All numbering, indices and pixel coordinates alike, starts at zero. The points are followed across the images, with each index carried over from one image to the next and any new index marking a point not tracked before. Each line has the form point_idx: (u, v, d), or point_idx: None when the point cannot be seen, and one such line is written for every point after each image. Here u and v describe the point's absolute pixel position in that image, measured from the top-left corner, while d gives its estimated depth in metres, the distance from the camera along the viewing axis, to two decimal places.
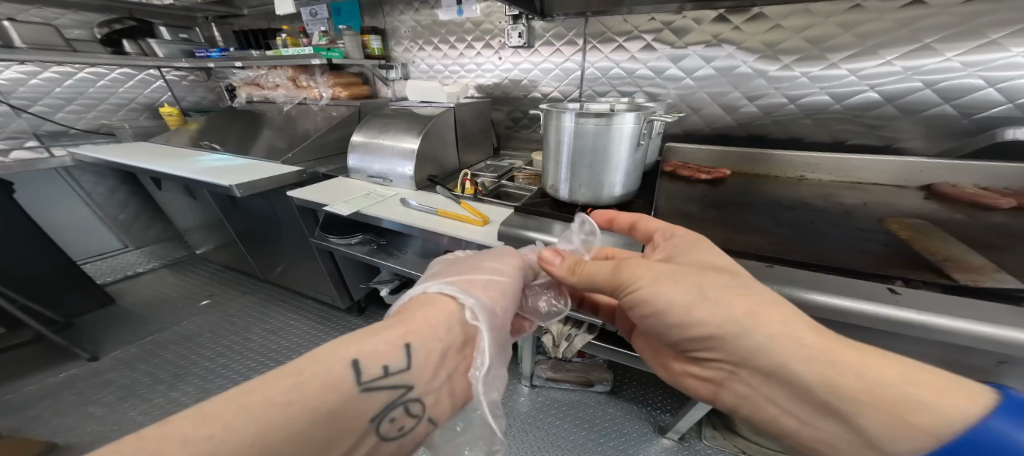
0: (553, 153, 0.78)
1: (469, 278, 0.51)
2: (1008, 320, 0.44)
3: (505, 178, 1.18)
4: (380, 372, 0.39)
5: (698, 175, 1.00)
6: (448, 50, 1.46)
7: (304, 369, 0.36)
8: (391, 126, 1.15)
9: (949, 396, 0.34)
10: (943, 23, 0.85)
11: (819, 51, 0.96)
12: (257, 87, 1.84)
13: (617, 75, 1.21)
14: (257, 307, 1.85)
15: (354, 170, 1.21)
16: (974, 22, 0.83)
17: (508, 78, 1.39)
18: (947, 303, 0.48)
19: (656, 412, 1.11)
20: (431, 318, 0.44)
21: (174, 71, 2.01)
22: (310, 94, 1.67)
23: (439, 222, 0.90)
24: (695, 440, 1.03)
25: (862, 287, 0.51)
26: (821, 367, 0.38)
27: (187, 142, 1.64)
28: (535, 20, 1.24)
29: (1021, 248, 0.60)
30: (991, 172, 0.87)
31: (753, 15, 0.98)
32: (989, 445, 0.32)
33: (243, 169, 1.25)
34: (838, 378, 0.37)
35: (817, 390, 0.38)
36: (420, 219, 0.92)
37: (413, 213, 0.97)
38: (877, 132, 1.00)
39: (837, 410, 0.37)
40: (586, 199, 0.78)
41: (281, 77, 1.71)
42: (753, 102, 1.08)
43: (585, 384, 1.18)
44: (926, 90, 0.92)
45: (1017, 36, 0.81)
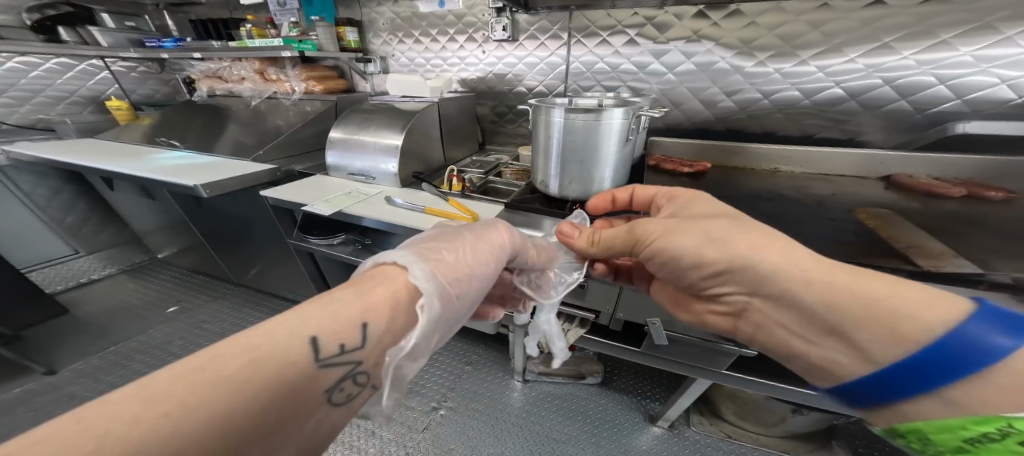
0: (543, 149, 0.79)
1: (435, 253, 0.48)
2: None
3: (492, 174, 1.18)
4: (336, 350, 0.35)
5: (681, 169, 1.03)
6: (430, 43, 1.44)
7: (245, 348, 0.31)
8: (371, 122, 1.12)
9: (932, 306, 0.35)
10: (901, 23, 0.91)
11: (790, 48, 1.01)
12: (219, 80, 1.74)
13: (601, 70, 1.22)
14: (233, 311, 1.78)
15: (333, 167, 1.18)
16: (928, 22, 0.89)
17: (493, 72, 1.38)
18: None
19: (646, 401, 1.15)
20: (389, 295, 0.40)
21: (120, 61, 1.87)
22: (281, 88, 1.59)
23: (426, 220, 0.89)
24: (685, 427, 1.06)
25: None
26: (820, 291, 0.40)
27: (142, 139, 1.54)
28: (518, 13, 1.23)
29: (971, 234, 0.66)
30: (942, 164, 0.94)
31: (730, 12, 1.01)
32: (967, 351, 0.33)
33: (208, 167, 1.19)
34: (836, 298, 0.39)
35: (818, 312, 0.41)
36: (407, 218, 0.91)
37: (399, 211, 0.95)
38: (842, 126, 1.06)
39: (837, 329, 0.40)
40: (576, 195, 0.80)
41: (247, 70, 1.64)
42: (730, 97, 1.12)
43: (577, 377, 1.21)
44: (886, 87, 0.98)
45: (965, 36, 0.87)
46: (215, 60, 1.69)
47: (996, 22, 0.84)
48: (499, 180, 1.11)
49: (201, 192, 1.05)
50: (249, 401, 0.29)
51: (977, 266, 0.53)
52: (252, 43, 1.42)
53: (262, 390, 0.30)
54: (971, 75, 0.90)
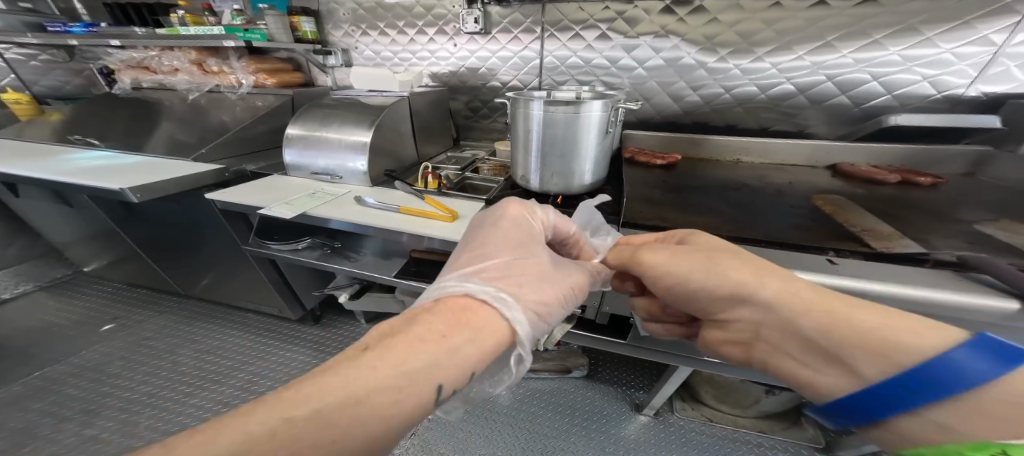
0: (523, 143, 0.77)
1: (521, 270, 0.46)
2: (923, 282, 0.50)
3: (469, 170, 1.16)
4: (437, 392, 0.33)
5: (655, 161, 1.06)
6: (396, 36, 1.37)
7: (360, 379, 0.31)
8: (335, 117, 1.05)
9: (921, 335, 0.34)
10: (840, 23, 0.98)
11: (747, 44, 1.06)
12: (146, 71, 1.55)
13: (575, 64, 1.23)
14: (185, 326, 1.62)
15: (292, 167, 1.10)
16: (864, 23, 0.96)
17: (465, 66, 1.34)
18: (874, 269, 0.54)
19: (631, 390, 1.18)
20: (486, 330, 0.38)
21: (15, 48, 1.62)
22: (224, 82, 1.45)
23: (402, 220, 0.85)
24: (669, 414, 1.10)
25: (807, 260, 0.57)
26: (818, 322, 0.39)
27: (50, 136, 1.36)
28: (490, 5, 1.20)
29: (910, 216, 0.72)
30: (879, 153, 1.03)
31: (695, 8, 1.05)
32: (947, 381, 0.32)
33: (141, 168, 1.06)
34: (831, 329, 0.38)
35: (814, 342, 0.40)
36: (379, 218, 0.86)
37: (371, 212, 0.90)
38: (792, 120, 1.13)
39: (828, 358, 0.39)
40: (558, 188, 0.79)
41: (182, 61, 1.47)
42: (696, 92, 1.16)
43: (563, 371, 1.22)
44: (828, 83, 1.05)
45: (894, 37, 0.96)
46: (140, 49, 1.50)
47: (919, 24, 0.94)
48: (477, 176, 1.09)
49: (130, 197, 0.93)
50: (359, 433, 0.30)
51: (920, 246, 0.58)
52: (188, 31, 1.27)
53: (371, 428, 0.30)
54: (899, 73, 0.99)
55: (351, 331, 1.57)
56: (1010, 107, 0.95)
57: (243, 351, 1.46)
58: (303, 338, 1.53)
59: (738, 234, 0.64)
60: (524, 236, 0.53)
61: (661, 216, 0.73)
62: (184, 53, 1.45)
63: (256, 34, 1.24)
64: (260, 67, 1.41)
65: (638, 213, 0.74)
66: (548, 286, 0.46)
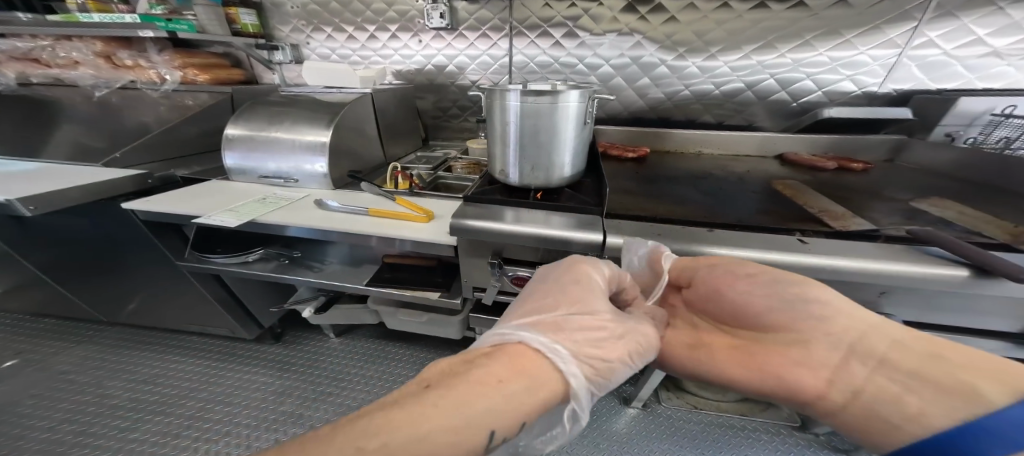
0: (500, 136, 0.75)
1: (577, 322, 0.45)
2: (880, 256, 0.55)
3: (442, 169, 1.11)
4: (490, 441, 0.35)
5: (625, 154, 1.09)
6: (353, 32, 1.28)
7: (424, 417, 0.34)
8: (286, 114, 0.96)
9: (1004, 377, 0.35)
10: (777, 25, 1.06)
11: (701, 43, 1.12)
12: (34, 65, 1.25)
13: (544, 62, 1.22)
14: (115, 357, 1.42)
15: (234, 171, 0.98)
16: (799, 25, 1.05)
17: (432, 64, 1.29)
18: (839, 247, 0.58)
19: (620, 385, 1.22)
20: (538, 380, 0.39)
21: None
22: (142, 78, 1.20)
23: (371, 222, 0.79)
24: (656, 405, 1.15)
25: (780, 240, 0.60)
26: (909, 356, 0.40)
27: None
28: (456, 1, 1.16)
29: (855, 199, 0.79)
30: (819, 143, 1.13)
31: (655, 7, 1.08)
32: None
33: (40, 175, 0.91)
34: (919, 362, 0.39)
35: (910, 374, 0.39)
36: (344, 221, 0.80)
37: (335, 216, 0.82)
38: (739, 116, 1.21)
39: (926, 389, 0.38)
40: (538, 183, 0.77)
41: (85, 52, 1.19)
42: (659, 88, 1.21)
43: None
44: (771, 80, 1.14)
45: (823, 38, 1.05)
46: (23, 39, 1.23)
47: (842, 29, 1.03)
48: (450, 176, 1.05)
49: (19, 211, 0.76)
50: None
51: (871, 224, 0.65)
52: (92, 18, 1.08)
53: None
54: (824, 74, 1.09)
55: (319, 346, 1.45)
56: (915, 101, 1.06)
57: (190, 376, 1.30)
58: (262, 357, 1.39)
59: (711, 221, 0.67)
60: (584, 290, 0.50)
61: (640, 206, 0.74)
62: (87, 44, 1.19)
63: (183, 25, 1.08)
64: (189, 62, 1.22)
65: (617, 205, 0.75)
66: (611, 342, 0.46)
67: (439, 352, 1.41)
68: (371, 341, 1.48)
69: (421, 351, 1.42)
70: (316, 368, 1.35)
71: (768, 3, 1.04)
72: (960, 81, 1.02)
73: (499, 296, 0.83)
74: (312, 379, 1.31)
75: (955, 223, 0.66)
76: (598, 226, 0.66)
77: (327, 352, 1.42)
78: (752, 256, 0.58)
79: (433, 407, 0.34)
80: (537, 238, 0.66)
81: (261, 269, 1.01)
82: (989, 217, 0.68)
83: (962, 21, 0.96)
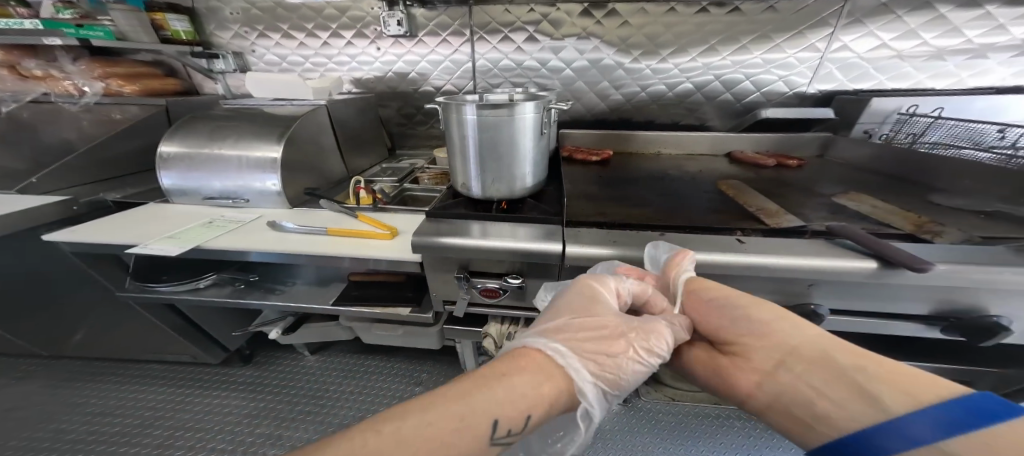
0: (459, 149, 0.74)
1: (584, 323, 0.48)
2: (807, 251, 0.61)
3: (408, 181, 1.08)
4: (503, 433, 0.38)
5: (590, 158, 1.12)
6: (305, 39, 1.21)
7: (441, 404, 0.38)
8: (229, 130, 0.88)
9: (924, 387, 0.35)
10: (717, 29, 1.13)
11: (653, 46, 1.17)
12: None
13: (507, 66, 1.23)
14: (46, 401, 1.26)
15: (173, 192, 0.89)
16: (736, 30, 1.13)
17: (392, 71, 1.25)
18: (773, 245, 0.63)
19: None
20: (541, 378, 0.42)
21: None
22: (56, 89, 1.04)
23: (331, 243, 0.74)
24: (638, 399, 1.19)
25: (723, 241, 0.64)
26: (835, 366, 0.41)
27: None
28: (414, 7, 1.14)
29: (789, 194, 0.87)
30: (759, 142, 1.23)
31: (609, 11, 1.12)
32: (957, 418, 0.31)
33: None
34: (846, 372, 0.39)
35: (831, 383, 0.40)
36: (303, 243, 0.74)
37: (292, 238, 0.77)
38: (695, 114, 1.28)
39: (843, 398, 0.38)
40: (501, 194, 0.77)
41: None
42: (618, 90, 1.25)
43: None
44: (716, 82, 1.21)
45: (758, 41, 1.14)
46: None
47: (772, 33, 1.13)
48: (417, 187, 1.03)
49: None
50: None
51: (799, 220, 0.71)
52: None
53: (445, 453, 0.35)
54: (762, 74, 1.19)
55: (294, 365, 1.36)
56: (838, 101, 1.17)
57: (151, 405, 1.20)
58: (232, 382, 1.28)
59: (665, 223, 0.70)
60: (590, 294, 0.53)
61: (601, 212, 0.76)
62: None
63: (98, 32, 0.99)
64: (112, 70, 1.08)
65: (581, 212, 0.76)
66: (619, 340, 0.48)
67: (419, 364, 1.36)
68: (347, 356, 1.40)
69: (401, 363, 1.36)
70: (291, 388, 1.28)
71: (708, 7, 1.11)
72: (871, 80, 1.15)
73: (470, 308, 0.80)
74: (288, 398, 1.24)
75: (868, 217, 0.73)
76: (558, 235, 0.67)
77: (302, 370, 1.35)
78: (700, 258, 0.61)
79: (453, 397, 0.38)
80: (502, 250, 0.66)
81: (215, 295, 0.92)
82: (898, 210, 0.76)
83: (869, 27, 1.08)
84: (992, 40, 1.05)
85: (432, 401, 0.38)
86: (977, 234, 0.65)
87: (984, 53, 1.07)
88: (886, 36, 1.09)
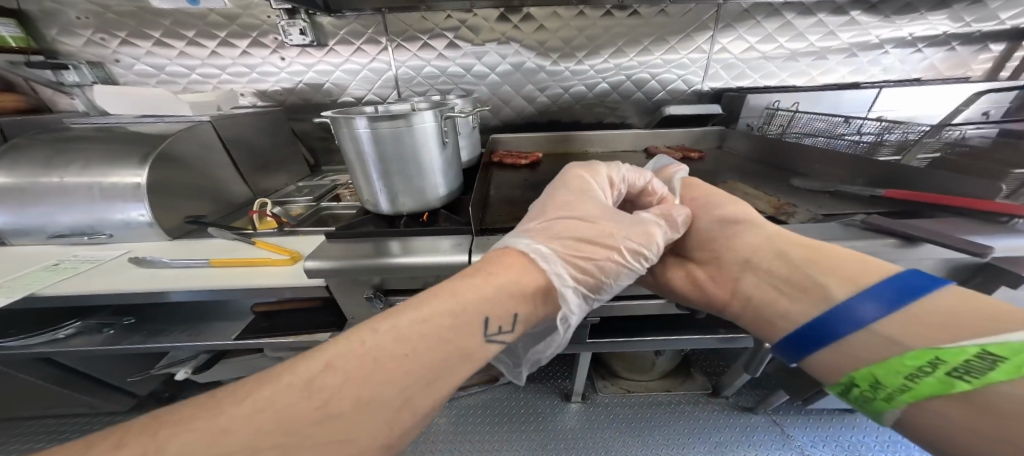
0: (358, 166, 0.68)
1: (567, 223, 0.54)
2: None
3: (328, 199, 0.98)
4: (494, 328, 0.42)
5: (520, 161, 1.12)
6: (186, 48, 1.04)
7: (431, 303, 0.41)
8: (76, 152, 0.70)
9: (868, 267, 0.41)
10: (621, 32, 1.22)
11: (569, 48, 1.23)
12: None
13: (431, 74, 1.18)
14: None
15: (7, 232, 0.70)
16: (637, 32, 1.23)
17: (304, 83, 1.13)
18: None
19: (559, 382, 1.30)
20: (522, 278, 0.47)
21: None
22: None
23: (218, 277, 0.61)
24: (595, 394, 1.24)
25: None
26: (795, 260, 0.47)
27: None
28: (319, 15, 1.04)
29: None
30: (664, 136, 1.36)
31: (525, 15, 1.14)
32: (896, 291, 0.37)
33: None
34: (803, 264, 0.45)
35: (794, 274, 0.45)
36: (181, 281, 0.60)
37: (164, 273, 0.62)
38: (616, 112, 1.37)
39: (804, 284, 0.44)
40: (412, 208, 0.74)
41: None
42: (543, 93, 1.29)
43: (492, 380, 1.29)
44: (626, 82, 1.31)
45: (657, 44, 1.26)
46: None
47: (667, 35, 1.25)
48: (337, 204, 0.92)
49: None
50: (425, 357, 0.37)
51: None
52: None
53: (436, 347, 0.38)
54: (664, 73, 1.31)
55: None
56: (726, 97, 1.36)
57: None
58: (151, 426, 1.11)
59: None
60: (576, 194, 0.60)
61: (521, 216, 0.76)
62: None
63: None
64: None
65: (502, 218, 0.75)
66: (604, 223, 0.54)
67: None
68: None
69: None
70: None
71: (612, 11, 1.19)
72: (749, 79, 1.36)
73: None
74: None
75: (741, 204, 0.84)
76: (466, 246, 0.64)
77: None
78: None
79: (446, 298, 0.41)
80: (419, 264, 0.61)
81: (82, 344, 0.71)
82: (764, 195, 0.89)
83: (739, 31, 1.27)
84: (827, 44, 1.30)
85: (427, 301, 0.41)
86: (821, 211, 0.78)
87: (824, 55, 1.32)
88: (754, 39, 1.29)
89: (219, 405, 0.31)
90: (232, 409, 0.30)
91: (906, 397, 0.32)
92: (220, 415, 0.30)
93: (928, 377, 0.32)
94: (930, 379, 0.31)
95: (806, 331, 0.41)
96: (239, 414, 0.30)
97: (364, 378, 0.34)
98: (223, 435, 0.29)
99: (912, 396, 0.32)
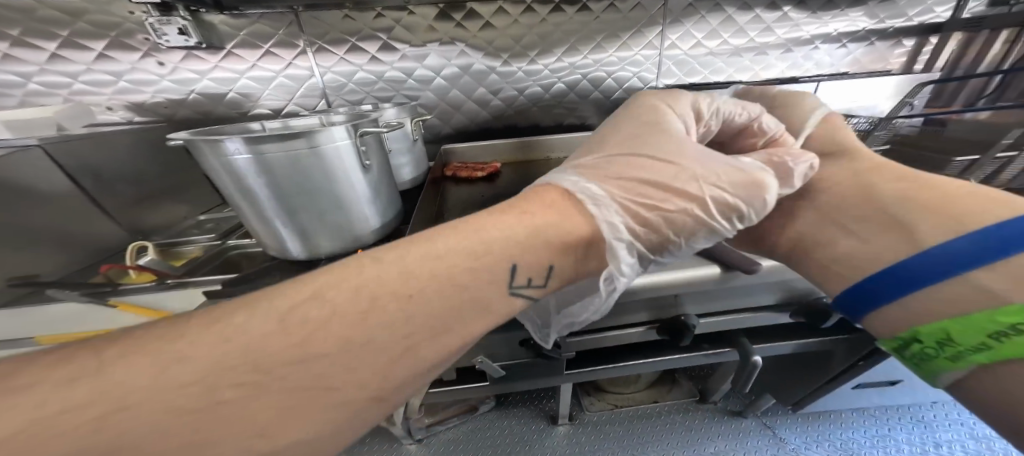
0: (246, 200, 0.55)
1: (630, 162, 0.50)
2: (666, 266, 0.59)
3: (238, 233, 0.81)
4: (524, 281, 0.42)
5: (476, 173, 1.01)
6: (10, 49, 0.85)
7: (459, 240, 0.41)
8: None
9: (990, 204, 0.39)
10: (572, 28, 1.15)
11: (520, 48, 1.14)
12: None
13: (365, 80, 1.05)
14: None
15: None
16: (589, 28, 1.17)
17: (197, 93, 0.97)
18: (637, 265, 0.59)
19: (544, 402, 1.19)
20: (545, 213, 0.45)
21: None
22: None
23: None
24: (581, 413, 1.15)
25: None
26: (901, 197, 0.46)
27: None
28: (207, 12, 0.88)
29: None
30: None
31: (468, 12, 1.04)
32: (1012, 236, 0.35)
33: None
34: (911, 201, 0.44)
35: (894, 211, 0.45)
36: None
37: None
38: (574, 113, 1.31)
39: (901, 223, 0.44)
40: (331, 244, 0.61)
41: None
42: (496, 96, 1.20)
43: (471, 410, 1.14)
44: (583, 81, 1.25)
45: (610, 40, 1.21)
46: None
47: (618, 31, 1.20)
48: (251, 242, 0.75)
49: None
50: (433, 294, 0.37)
51: None
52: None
53: (444, 288, 0.37)
54: (619, 70, 1.27)
55: None
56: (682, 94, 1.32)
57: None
58: None
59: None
60: (648, 126, 0.54)
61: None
62: None
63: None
64: None
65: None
66: (682, 160, 0.48)
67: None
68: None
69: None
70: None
71: (561, 6, 1.11)
72: (699, 74, 1.34)
73: None
74: None
75: None
76: None
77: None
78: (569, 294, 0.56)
79: (469, 238, 0.41)
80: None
81: None
82: None
83: (687, 25, 1.24)
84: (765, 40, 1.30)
85: (440, 239, 0.40)
86: None
87: (762, 51, 1.31)
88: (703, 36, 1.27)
89: (137, 345, 0.29)
90: (137, 361, 0.28)
91: (989, 355, 0.34)
92: (122, 361, 0.28)
93: (1005, 340, 0.34)
94: (1019, 339, 0.33)
95: (886, 273, 0.42)
96: (148, 366, 0.28)
97: (361, 313, 0.34)
98: (89, 405, 0.26)
99: (992, 355, 0.34)
